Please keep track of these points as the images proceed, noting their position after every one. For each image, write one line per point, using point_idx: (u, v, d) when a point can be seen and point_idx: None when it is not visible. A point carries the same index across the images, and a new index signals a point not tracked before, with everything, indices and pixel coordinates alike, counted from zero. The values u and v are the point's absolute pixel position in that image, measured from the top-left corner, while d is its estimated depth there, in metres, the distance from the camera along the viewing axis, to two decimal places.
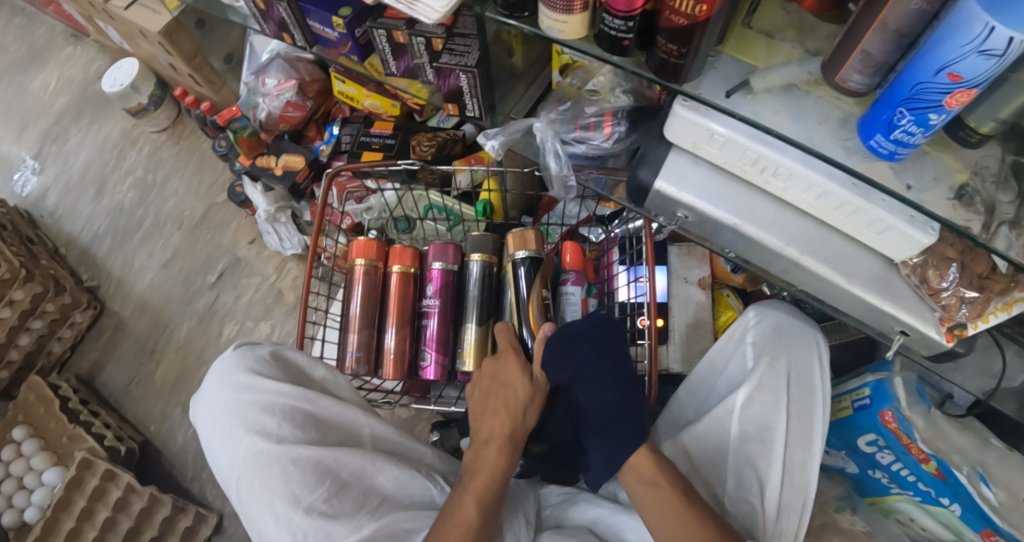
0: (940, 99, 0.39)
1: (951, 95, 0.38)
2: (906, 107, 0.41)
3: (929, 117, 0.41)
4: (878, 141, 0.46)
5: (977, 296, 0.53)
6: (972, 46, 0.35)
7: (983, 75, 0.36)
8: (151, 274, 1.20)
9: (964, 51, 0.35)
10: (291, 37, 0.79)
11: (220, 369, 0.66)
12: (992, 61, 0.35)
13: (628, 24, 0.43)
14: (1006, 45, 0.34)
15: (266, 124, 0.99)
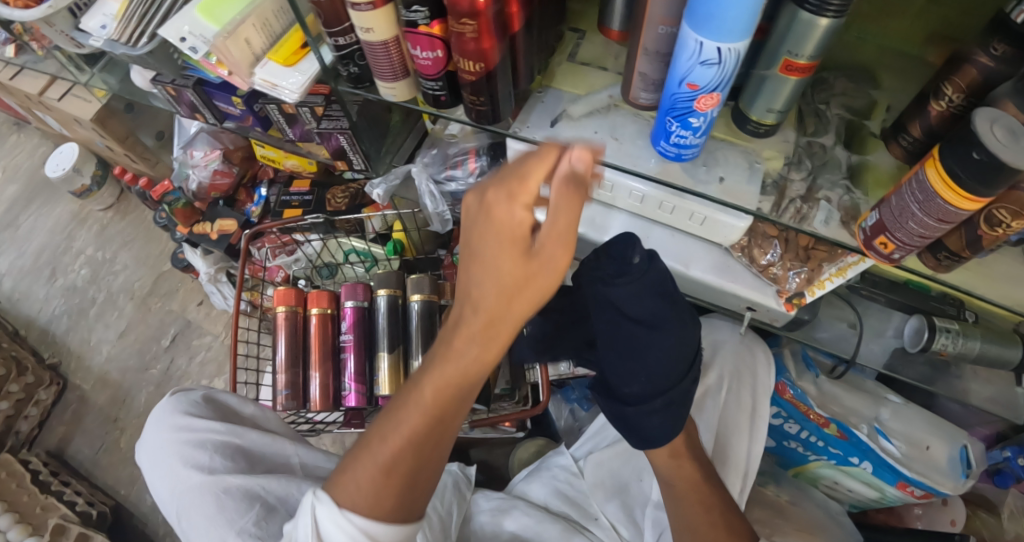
0: (693, 104, 0.46)
1: (696, 100, 0.46)
2: (672, 115, 0.49)
3: (691, 121, 0.48)
4: (664, 146, 0.53)
5: (804, 267, 0.62)
6: (694, 59, 0.42)
7: (713, 82, 0.43)
8: (109, 347, 1.26)
9: (691, 63, 0.43)
10: (203, 116, 0.87)
11: (157, 415, 0.72)
12: (714, 70, 0.42)
13: (438, 84, 0.53)
14: (718, 54, 0.41)
15: (199, 194, 1.07)
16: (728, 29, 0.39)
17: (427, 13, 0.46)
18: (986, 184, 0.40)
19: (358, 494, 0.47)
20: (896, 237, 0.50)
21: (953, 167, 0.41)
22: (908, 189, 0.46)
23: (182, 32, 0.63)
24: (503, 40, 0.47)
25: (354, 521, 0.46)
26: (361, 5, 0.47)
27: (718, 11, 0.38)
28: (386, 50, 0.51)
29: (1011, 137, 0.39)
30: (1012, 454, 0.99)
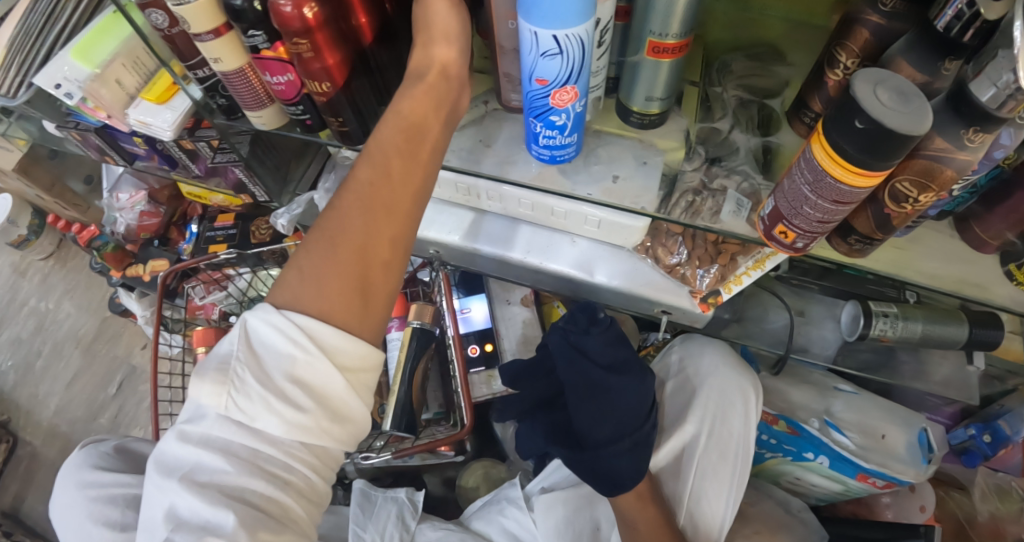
0: (549, 100, 0.43)
1: (552, 96, 0.42)
2: (532, 114, 0.45)
3: (554, 119, 0.45)
4: (537, 149, 0.50)
5: (716, 266, 0.59)
6: (535, 50, 0.39)
7: (561, 74, 0.40)
8: (57, 399, 1.22)
9: (533, 56, 0.39)
10: (113, 159, 0.85)
11: (66, 471, 0.69)
12: (559, 61, 0.39)
13: (299, 108, 0.51)
14: (556, 43, 0.37)
15: (128, 235, 1.05)
16: (562, 15, 0.36)
17: (266, 37, 0.44)
18: (877, 156, 0.38)
19: (303, 289, 0.43)
20: (793, 223, 0.47)
21: (839, 140, 0.39)
22: (798, 170, 0.44)
23: (58, 76, 0.61)
24: (349, 54, 0.45)
25: (291, 317, 0.42)
26: (202, 35, 0.45)
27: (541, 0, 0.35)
28: (243, 78, 0.50)
29: (896, 100, 0.38)
30: (976, 431, 0.97)
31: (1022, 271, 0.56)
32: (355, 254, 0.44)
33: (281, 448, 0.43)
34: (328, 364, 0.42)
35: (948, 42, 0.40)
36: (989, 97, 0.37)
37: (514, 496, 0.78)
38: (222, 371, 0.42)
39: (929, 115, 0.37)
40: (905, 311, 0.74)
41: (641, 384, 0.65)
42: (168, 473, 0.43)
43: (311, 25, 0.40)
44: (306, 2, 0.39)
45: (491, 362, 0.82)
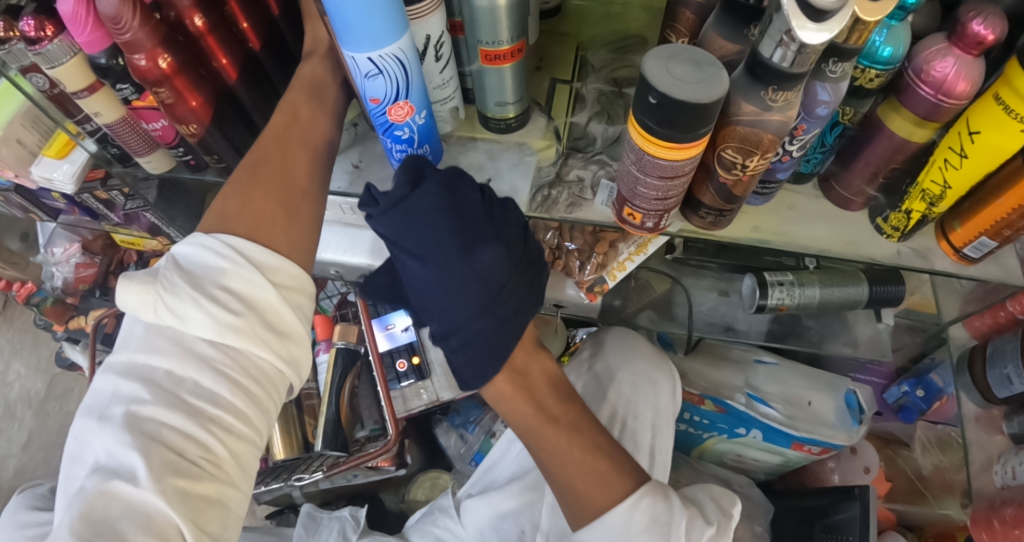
0: (388, 116, 0.46)
1: (390, 111, 0.45)
2: (381, 131, 0.48)
3: (400, 134, 0.48)
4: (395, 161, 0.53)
5: (597, 256, 0.65)
6: (360, 74, 0.42)
7: (389, 93, 0.43)
8: (15, 460, 1.22)
9: (360, 78, 0.42)
10: (38, 216, 0.88)
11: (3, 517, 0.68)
12: (382, 79, 0.42)
13: (182, 150, 0.55)
14: (372, 64, 0.40)
15: (67, 289, 1.08)
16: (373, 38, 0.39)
17: (134, 88, 0.48)
18: (679, 130, 0.39)
19: (235, 219, 0.47)
20: (638, 205, 0.50)
21: (642, 119, 0.40)
22: (626, 150, 0.45)
23: None
24: (210, 88, 0.49)
25: (220, 237, 0.45)
26: (78, 92, 0.49)
27: (347, 22, 0.37)
28: (127, 127, 0.53)
29: (688, 70, 0.38)
30: (909, 387, 0.99)
31: (888, 223, 0.59)
32: (276, 188, 0.49)
33: (207, 366, 0.42)
34: (261, 276, 0.45)
35: (748, 9, 0.43)
36: (779, 58, 0.37)
37: (446, 505, 0.84)
38: (150, 278, 0.44)
39: (723, 80, 0.38)
40: (801, 278, 0.79)
41: (485, 273, 0.47)
42: (90, 412, 0.43)
43: (168, 73, 0.44)
44: (158, 53, 0.43)
45: (420, 374, 0.87)
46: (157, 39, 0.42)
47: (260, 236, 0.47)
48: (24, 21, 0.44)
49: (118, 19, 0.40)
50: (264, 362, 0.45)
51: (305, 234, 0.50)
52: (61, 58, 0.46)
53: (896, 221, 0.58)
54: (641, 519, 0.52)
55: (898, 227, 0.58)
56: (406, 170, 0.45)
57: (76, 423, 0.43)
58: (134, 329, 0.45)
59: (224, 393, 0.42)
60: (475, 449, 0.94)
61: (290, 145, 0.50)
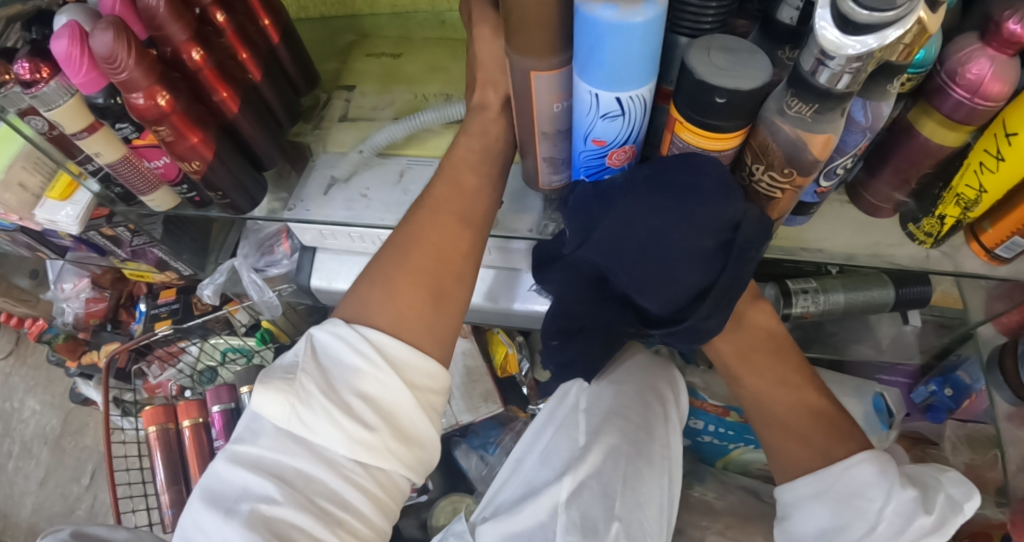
0: (605, 160, 0.45)
1: (609, 154, 0.44)
2: (585, 172, 0.48)
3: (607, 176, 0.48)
4: None
5: None
6: (594, 112, 0.40)
7: (618, 135, 0.42)
8: (32, 497, 1.21)
9: (592, 116, 0.40)
10: (46, 254, 0.87)
11: None
12: (619, 121, 0.40)
13: (185, 188, 0.53)
14: (617, 105, 0.38)
15: (79, 324, 1.07)
16: (628, 77, 0.36)
17: (134, 127, 0.46)
18: (723, 116, 0.38)
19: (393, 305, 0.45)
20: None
21: (707, 121, 0.38)
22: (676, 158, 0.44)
23: None
24: (212, 129, 0.47)
25: (361, 330, 0.43)
26: (77, 133, 0.47)
27: (608, 68, 0.35)
28: (129, 167, 0.52)
29: (732, 60, 0.36)
30: (937, 386, 0.99)
31: (921, 229, 0.56)
32: (428, 274, 0.47)
33: (337, 472, 0.41)
34: (399, 380, 0.43)
35: (787, 32, 0.44)
36: (827, 78, 0.35)
37: (460, 529, 0.71)
38: (287, 382, 0.42)
39: (764, 67, 0.36)
40: (823, 284, 0.78)
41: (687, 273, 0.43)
42: (215, 500, 0.42)
43: (168, 111, 0.42)
44: (156, 91, 0.41)
45: None
46: (153, 78, 0.41)
47: (407, 330, 0.45)
48: (19, 64, 0.43)
49: (113, 59, 0.38)
50: (396, 473, 0.43)
51: (448, 323, 0.47)
52: (56, 100, 0.45)
53: (928, 226, 0.55)
54: (841, 489, 0.46)
55: (931, 232, 0.56)
56: (583, 205, 0.43)
57: (193, 503, 0.43)
58: (262, 423, 0.43)
59: (355, 499, 0.41)
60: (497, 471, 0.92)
61: (436, 228, 0.49)
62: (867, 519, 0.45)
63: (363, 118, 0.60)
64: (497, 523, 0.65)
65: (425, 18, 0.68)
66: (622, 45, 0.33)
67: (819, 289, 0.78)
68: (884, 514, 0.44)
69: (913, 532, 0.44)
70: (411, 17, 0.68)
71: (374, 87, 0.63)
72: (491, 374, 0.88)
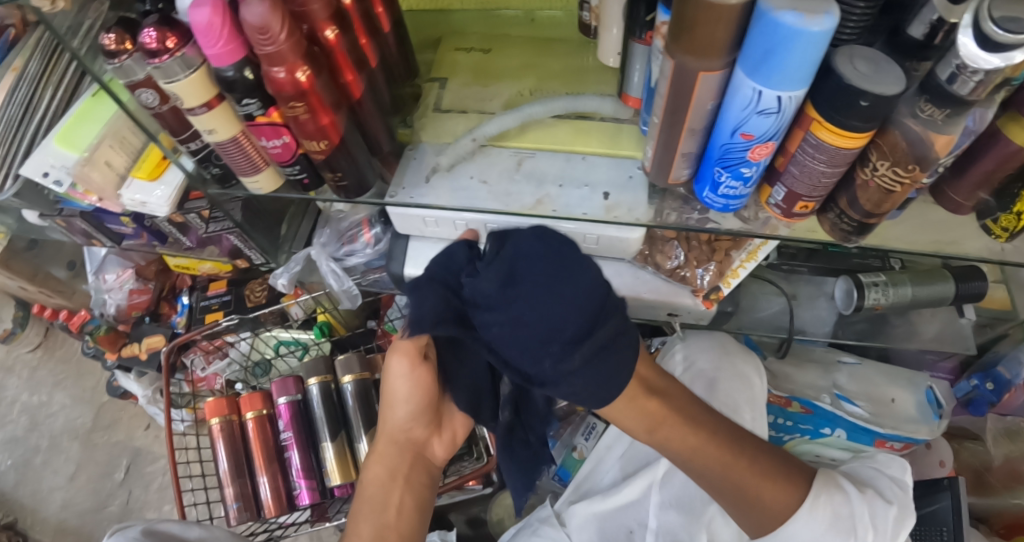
0: (747, 153, 0.49)
1: (751, 149, 0.49)
2: (723, 166, 0.51)
3: (743, 170, 0.51)
4: (710, 197, 0.56)
5: (711, 260, 0.65)
6: (751, 108, 0.45)
7: (768, 130, 0.46)
8: (62, 493, 1.18)
9: (747, 112, 0.45)
10: (100, 242, 0.84)
11: None
12: (772, 117, 0.45)
13: (297, 169, 0.51)
14: (776, 102, 0.43)
15: (120, 315, 1.06)
16: (792, 79, 0.41)
17: (261, 103, 0.44)
18: (861, 120, 0.42)
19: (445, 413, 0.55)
20: (812, 197, 0.53)
21: (848, 121, 0.42)
22: (806, 154, 0.48)
23: (44, 165, 0.60)
24: (341, 111, 0.46)
25: None
26: (196, 108, 0.45)
27: (782, 70, 0.40)
28: (237, 146, 0.49)
29: (872, 67, 0.41)
30: (977, 380, 0.92)
31: (998, 224, 0.55)
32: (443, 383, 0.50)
33: None
34: None
35: (916, 46, 0.43)
36: (956, 84, 0.39)
37: (544, 515, 0.74)
38: None
39: (898, 82, 0.41)
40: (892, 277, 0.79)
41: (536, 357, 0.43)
42: None
43: (306, 87, 0.41)
44: (298, 66, 0.39)
45: None
46: (299, 53, 0.39)
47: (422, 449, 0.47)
48: (145, 32, 0.40)
49: (266, 30, 0.37)
50: None
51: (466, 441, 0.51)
52: (177, 73, 0.42)
53: (1006, 222, 0.54)
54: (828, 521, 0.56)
55: (1008, 228, 0.55)
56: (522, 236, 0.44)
57: None
58: None
59: None
60: (560, 465, 0.92)
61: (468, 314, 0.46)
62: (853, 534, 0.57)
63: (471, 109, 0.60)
64: (590, 505, 0.69)
65: (515, 14, 0.68)
66: (801, 51, 0.39)
67: (888, 283, 0.79)
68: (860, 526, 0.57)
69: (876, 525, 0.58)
70: (498, 14, 0.68)
71: (469, 80, 0.62)
72: None
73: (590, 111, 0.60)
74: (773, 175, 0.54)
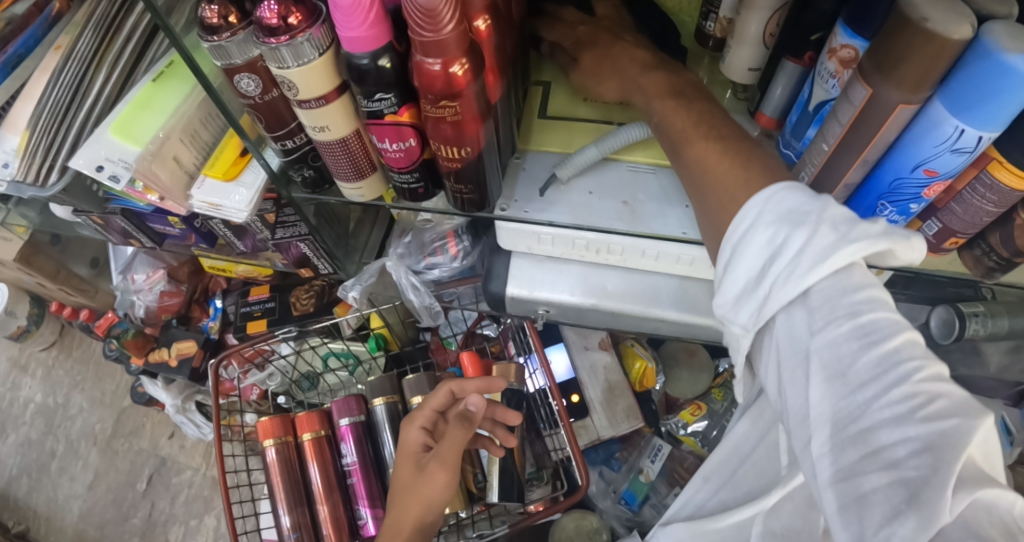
0: (920, 190, 0.40)
1: (928, 186, 0.40)
2: (888, 202, 0.42)
3: (911, 206, 0.42)
4: None
5: None
6: (944, 146, 0.36)
7: (956, 168, 0.38)
8: (80, 502, 1.11)
9: (938, 150, 0.36)
10: (139, 241, 0.76)
11: None
12: (963, 156, 0.37)
13: (413, 177, 0.45)
14: (976, 142, 0.35)
15: (149, 318, 0.98)
16: (1001, 117, 0.33)
17: (395, 100, 0.38)
18: None
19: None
20: (967, 235, 0.44)
21: None
22: (971, 194, 0.40)
23: (98, 158, 0.52)
24: (486, 120, 0.40)
25: None
26: (313, 101, 0.38)
27: (1005, 105, 0.32)
28: (344, 147, 0.43)
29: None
30: None
31: None
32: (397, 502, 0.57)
33: None
34: None
35: None
36: None
37: None
38: None
39: None
40: (993, 309, 0.66)
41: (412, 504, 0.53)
42: None
43: (459, 85, 0.34)
44: (457, 60, 0.33)
45: (580, 412, 0.78)
46: (462, 47, 0.33)
47: None
48: (267, 6, 0.34)
49: (435, 16, 0.31)
50: None
51: None
52: (287, 61, 0.36)
53: None
54: (769, 213, 0.31)
55: None
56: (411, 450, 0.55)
57: None
58: None
59: None
60: (626, 487, 0.88)
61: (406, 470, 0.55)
62: (807, 226, 0.29)
63: (578, 118, 0.53)
64: (690, 524, 0.67)
65: None
66: None
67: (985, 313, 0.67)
68: (827, 217, 0.29)
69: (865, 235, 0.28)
70: None
71: None
72: (630, 389, 0.81)
73: None
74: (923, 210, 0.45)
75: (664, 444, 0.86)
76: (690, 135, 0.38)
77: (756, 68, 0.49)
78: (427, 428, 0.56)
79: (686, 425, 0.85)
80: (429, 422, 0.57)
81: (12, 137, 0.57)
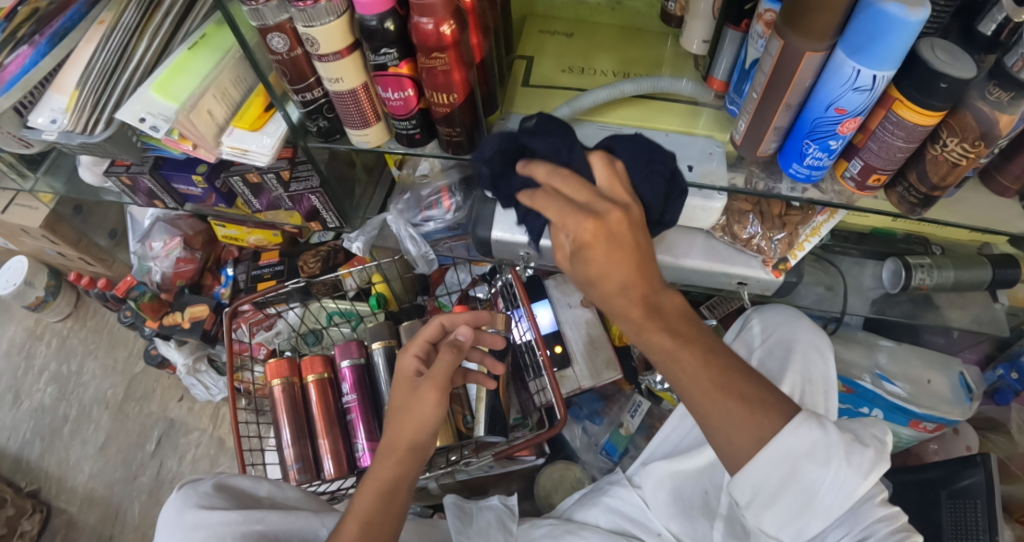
0: (836, 128, 0.48)
1: (842, 124, 0.48)
2: (812, 139, 0.50)
3: (830, 143, 0.50)
4: (796, 168, 0.55)
5: (783, 233, 0.67)
6: (847, 85, 0.44)
7: (861, 106, 0.46)
8: (91, 462, 1.17)
9: (843, 90, 0.45)
10: (162, 202, 0.83)
11: (164, 523, 0.57)
12: (865, 95, 0.45)
13: (412, 123, 0.53)
14: (872, 82, 0.43)
15: (164, 284, 1.05)
16: (887, 59, 0.41)
17: (396, 55, 0.46)
18: (936, 99, 0.43)
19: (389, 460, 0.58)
20: (888, 171, 0.52)
21: (926, 99, 0.43)
22: (884, 131, 0.48)
23: (139, 112, 0.60)
24: (472, 73, 0.48)
25: None
26: (329, 56, 0.46)
27: (887, 50, 0.40)
28: (354, 97, 0.51)
29: (951, 57, 0.42)
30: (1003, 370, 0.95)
31: None
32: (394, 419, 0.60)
33: None
34: None
35: (982, 42, 0.44)
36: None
37: (617, 478, 0.79)
38: None
39: (973, 69, 0.42)
40: (939, 261, 0.78)
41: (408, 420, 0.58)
42: None
43: (447, 42, 0.43)
44: (445, 20, 0.41)
45: (563, 362, 0.86)
46: (448, 9, 0.41)
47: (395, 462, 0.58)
48: None
49: None
50: None
51: (383, 474, 0.57)
52: (315, 21, 0.44)
53: None
54: (800, 450, 0.43)
55: None
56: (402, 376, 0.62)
57: None
58: None
59: None
60: (606, 439, 0.95)
61: (400, 392, 0.62)
62: (832, 465, 0.44)
63: (558, 85, 0.62)
64: (668, 463, 0.73)
65: None
66: (902, 33, 0.39)
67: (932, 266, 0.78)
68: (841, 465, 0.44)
69: (862, 464, 0.44)
70: None
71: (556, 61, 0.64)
72: (610, 342, 0.89)
73: (674, 93, 0.61)
74: (849, 150, 0.53)
75: (644, 401, 0.95)
76: (682, 370, 0.45)
77: (707, 40, 0.58)
78: (420, 357, 0.64)
79: (664, 380, 0.91)
80: (422, 352, 0.65)
81: (60, 97, 0.65)
